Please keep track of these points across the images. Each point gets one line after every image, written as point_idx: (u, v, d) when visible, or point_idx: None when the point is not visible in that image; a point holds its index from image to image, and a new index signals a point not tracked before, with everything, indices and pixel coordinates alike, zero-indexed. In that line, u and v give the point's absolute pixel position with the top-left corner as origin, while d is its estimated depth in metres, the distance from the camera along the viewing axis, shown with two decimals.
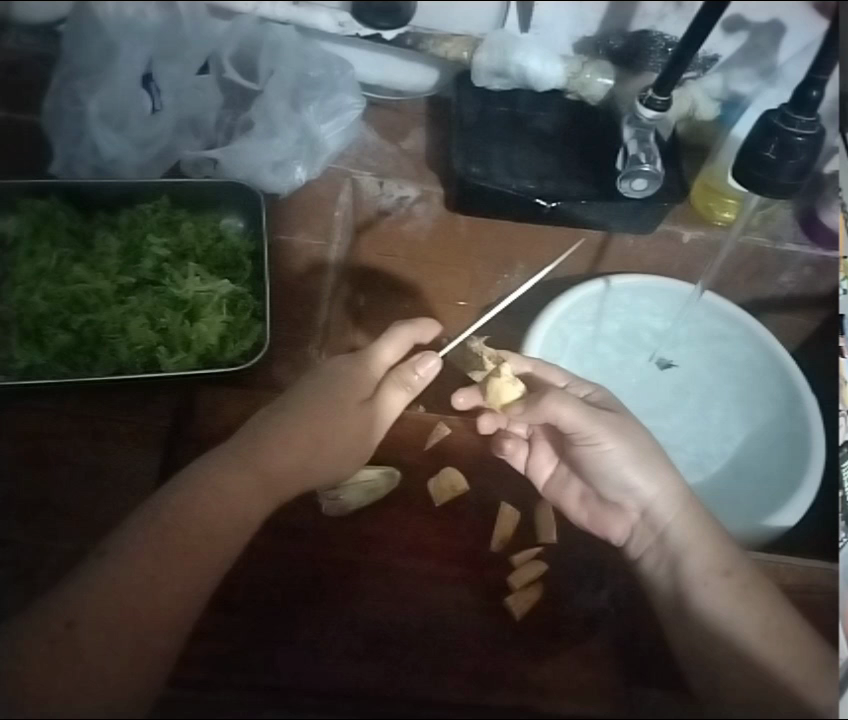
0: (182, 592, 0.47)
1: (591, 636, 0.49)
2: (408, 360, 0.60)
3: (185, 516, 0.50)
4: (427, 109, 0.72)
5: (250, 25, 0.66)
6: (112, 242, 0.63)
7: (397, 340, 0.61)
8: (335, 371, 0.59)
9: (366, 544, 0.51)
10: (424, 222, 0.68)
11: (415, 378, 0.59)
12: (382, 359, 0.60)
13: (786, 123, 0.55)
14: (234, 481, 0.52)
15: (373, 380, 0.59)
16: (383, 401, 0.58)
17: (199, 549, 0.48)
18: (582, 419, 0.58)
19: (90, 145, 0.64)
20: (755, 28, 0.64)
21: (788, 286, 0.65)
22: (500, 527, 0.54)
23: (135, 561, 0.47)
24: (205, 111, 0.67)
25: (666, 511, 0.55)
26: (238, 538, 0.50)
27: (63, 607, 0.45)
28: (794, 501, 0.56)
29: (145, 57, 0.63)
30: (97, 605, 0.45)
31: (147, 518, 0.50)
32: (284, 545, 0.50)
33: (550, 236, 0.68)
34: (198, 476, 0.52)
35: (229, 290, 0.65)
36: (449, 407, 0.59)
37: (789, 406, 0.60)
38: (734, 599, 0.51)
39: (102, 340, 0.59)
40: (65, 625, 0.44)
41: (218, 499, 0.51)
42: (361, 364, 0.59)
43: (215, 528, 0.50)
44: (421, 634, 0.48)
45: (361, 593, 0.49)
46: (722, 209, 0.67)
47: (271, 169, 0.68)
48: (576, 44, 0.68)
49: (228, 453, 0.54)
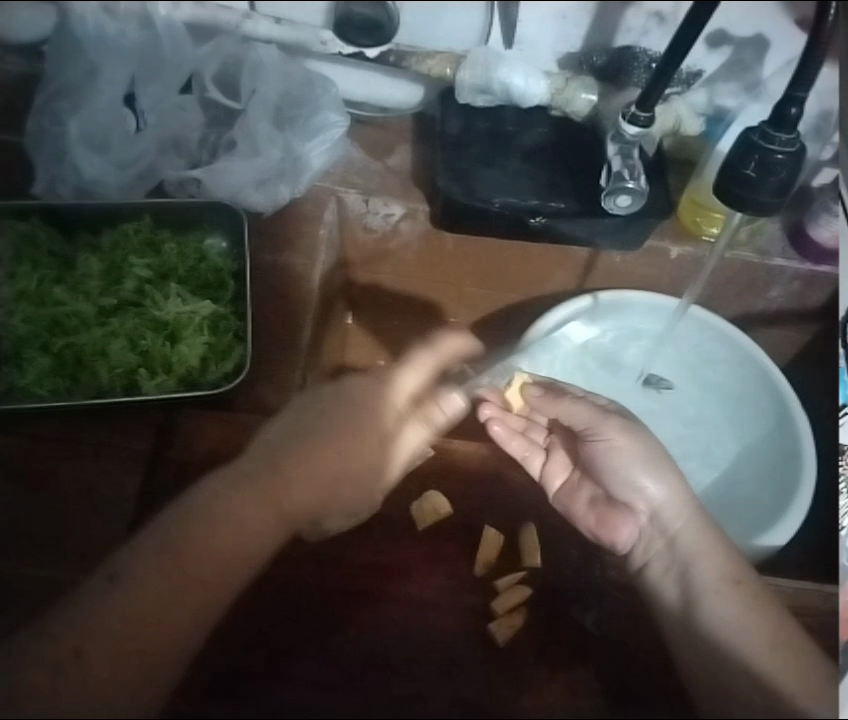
0: (185, 624, 0.45)
1: (580, 664, 0.47)
2: (433, 395, 0.59)
3: (193, 545, 0.49)
4: (412, 127, 0.72)
5: (232, 44, 0.65)
6: (94, 264, 0.65)
7: (419, 368, 0.60)
8: (353, 404, 0.58)
9: (357, 574, 0.49)
10: (411, 240, 0.69)
11: (438, 415, 0.57)
12: (406, 387, 0.59)
13: (766, 141, 0.54)
14: (251, 511, 0.51)
15: (398, 412, 0.58)
16: (403, 433, 0.56)
17: (207, 579, 0.47)
18: (593, 418, 0.62)
19: (70, 168, 0.66)
20: (738, 42, 0.61)
21: (778, 300, 0.63)
22: (484, 551, 0.52)
23: (142, 595, 0.46)
24: (187, 131, 0.69)
25: (676, 515, 0.56)
26: (246, 571, 0.48)
27: (69, 632, 0.44)
28: (789, 515, 0.55)
29: (127, 76, 0.64)
30: (107, 637, 0.44)
31: (161, 546, 0.49)
32: (287, 582, 0.48)
33: (540, 254, 0.70)
34: (210, 502, 0.51)
35: (210, 311, 0.67)
36: (434, 428, 0.57)
37: (780, 421, 0.59)
38: (745, 606, 0.49)
39: (83, 363, 0.61)
40: (73, 652, 0.43)
41: (229, 532, 0.50)
42: (385, 392, 0.59)
43: (224, 560, 0.48)
44: (407, 661, 0.46)
45: (359, 626, 0.47)
46: (708, 225, 0.65)
47: (254, 188, 0.70)
48: (560, 60, 0.69)
49: (244, 483, 0.53)
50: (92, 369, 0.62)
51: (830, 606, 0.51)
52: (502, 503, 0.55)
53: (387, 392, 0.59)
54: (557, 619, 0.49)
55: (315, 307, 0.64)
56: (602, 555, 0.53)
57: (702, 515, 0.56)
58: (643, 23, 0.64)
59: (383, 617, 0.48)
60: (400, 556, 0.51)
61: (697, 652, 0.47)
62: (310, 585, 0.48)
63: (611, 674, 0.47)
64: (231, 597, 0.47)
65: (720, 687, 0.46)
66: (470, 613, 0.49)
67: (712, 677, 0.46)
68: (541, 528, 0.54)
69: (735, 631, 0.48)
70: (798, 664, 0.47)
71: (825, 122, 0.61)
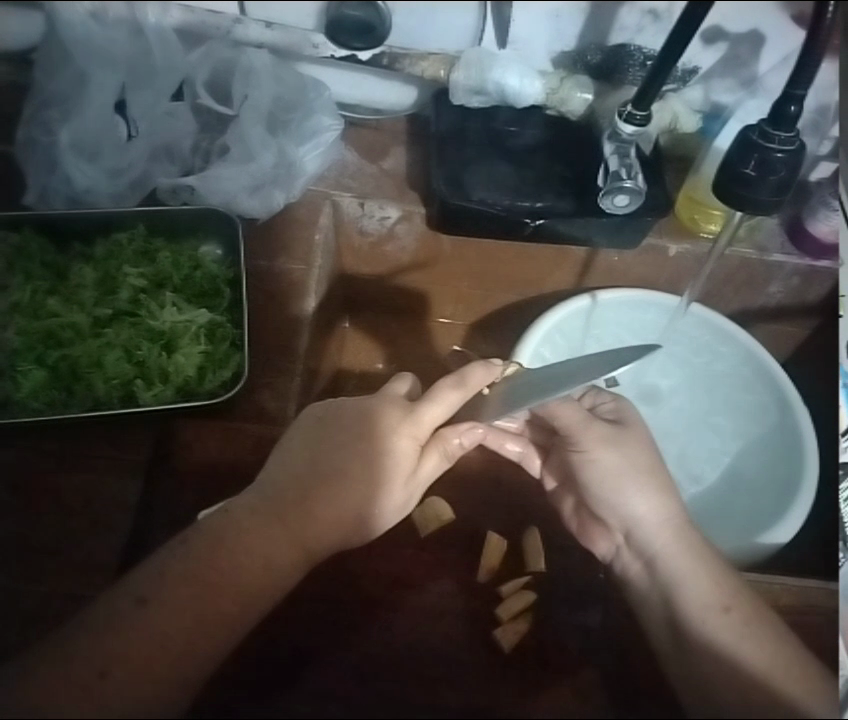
0: (210, 647, 0.44)
1: (584, 667, 0.46)
2: (454, 426, 0.58)
3: (214, 566, 0.48)
4: (407, 127, 0.75)
5: (223, 48, 0.63)
6: (88, 273, 0.65)
7: (447, 402, 0.58)
8: (365, 430, 0.57)
9: (367, 585, 0.49)
10: (406, 243, 0.72)
11: (454, 446, 0.57)
12: (429, 421, 0.57)
13: (766, 139, 0.53)
14: (273, 541, 0.50)
15: (418, 444, 0.57)
16: (419, 465, 0.56)
17: (229, 605, 0.47)
18: (578, 422, 0.61)
19: (63, 177, 0.65)
20: (734, 38, 0.59)
21: (777, 296, 0.61)
22: (487, 556, 0.51)
23: (164, 615, 0.45)
24: (179, 139, 0.70)
25: (653, 532, 0.55)
26: (265, 593, 0.48)
27: (91, 652, 0.42)
28: (793, 507, 0.54)
29: (116, 87, 0.61)
30: (130, 657, 0.43)
31: (182, 566, 0.47)
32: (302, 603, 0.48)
33: (537, 254, 0.71)
34: (232, 528, 0.50)
35: (206, 320, 0.68)
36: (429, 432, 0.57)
37: (780, 414, 0.58)
38: (739, 634, 0.47)
39: (78, 375, 0.61)
40: (97, 676, 0.42)
41: (251, 557, 0.49)
42: (409, 427, 0.57)
43: (247, 587, 0.48)
44: (411, 667, 0.45)
45: (367, 637, 0.46)
46: (707, 221, 0.64)
47: (250, 194, 0.73)
48: (554, 60, 0.69)
49: (260, 507, 0.52)
50: (88, 380, 0.62)
51: (835, 605, 0.50)
52: (505, 502, 0.56)
53: (412, 427, 0.57)
54: (559, 622, 0.48)
55: (315, 313, 0.64)
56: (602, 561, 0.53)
57: (685, 533, 0.54)
58: (637, 20, 0.61)
59: (382, 621, 0.47)
60: (406, 565, 0.50)
61: (693, 659, 0.46)
62: (317, 596, 0.48)
63: (616, 680, 0.46)
64: (255, 620, 0.46)
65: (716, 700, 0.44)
66: (476, 616, 0.48)
67: (716, 685, 0.45)
68: (544, 531, 0.54)
69: (731, 636, 0.47)
70: (801, 668, 0.45)
71: (822, 117, 0.58)
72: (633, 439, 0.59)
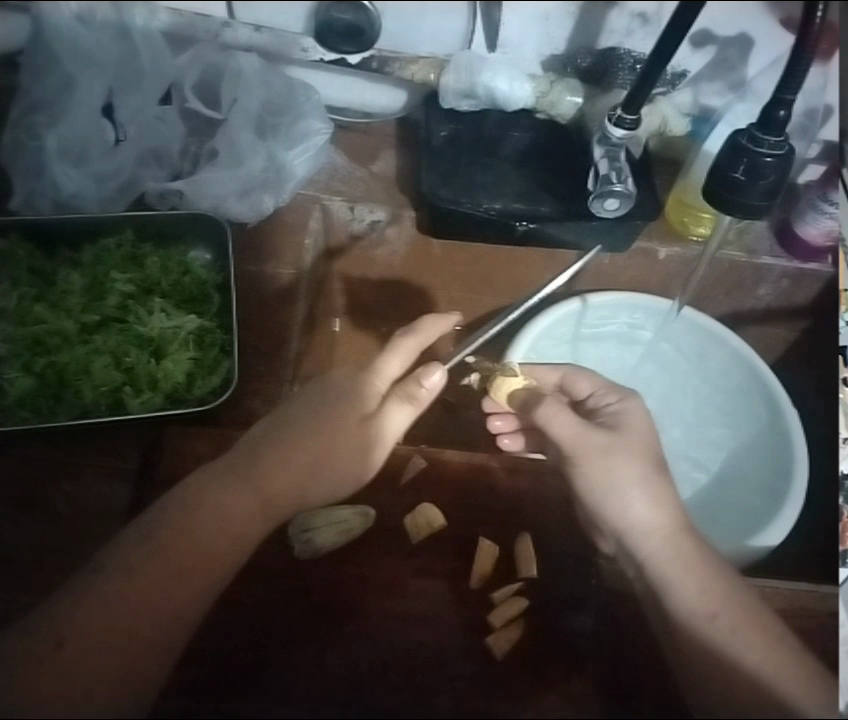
0: (169, 614, 0.46)
1: (576, 673, 0.46)
2: (413, 373, 0.60)
3: (177, 530, 0.49)
4: (395, 130, 0.73)
5: (211, 52, 0.63)
6: (75, 279, 0.65)
7: (403, 350, 0.61)
8: (338, 404, 0.59)
9: (363, 585, 0.49)
10: (396, 248, 0.68)
11: (420, 391, 0.59)
12: (389, 373, 0.61)
13: (755, 144, 0.52)
14: (238, 507, 0.51)
15: (381, 396, 0.61)
16: (385, 416, 0.59)
17: (192, 570, 0.48)
18: (579, 423, 0.61)
19: (50, 181, 0.67)
20: (723, 41, 0.57)
21: (765, 299, 0.62)
22: (480, 563, 0.50)
23: (128, 581, 0.47)
24: (168, 143, 0.68)
25: (650, 538, 0.52)
26: (232, 559, 0.49)
27: (54, 626, 0.45)
28: (791, 498, 0.55)
29: (105, 88, 0.61)
30: (88, 625, 0.44)
31: (148, 535, 0.49)
32: (274, 572, 0.49)
33: (528, 258, 0.69)
34: (197, 494, 0.51)
35: (196, 325, 0.68)
36: (406, 396, 0.59)
37: (765, 402, 0.59)
38: (739, 629, 0.47)
39: (65, 381, 0.61)
40: (54, 646, 0.44)
41: (217, 519, 0.50)
42: (369, 373, 0.61)
43: (210, 554, 0.49)
44: (405, 660, 0.46)
45: (360, 634, 0.47)
46: (696, 225, 0.65)
47: (238, 198, 0.72)
48: (544, 62, 0.68)
49: (227, 472, 0.54)
50: (76, 388, 0.62)
51: (828, 607, 0.51)
52: (501, 510, 0.53)
53: (370, 375, 0.61)
54: (554, 627, 0.48)
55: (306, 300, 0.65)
56: (596, 561, 0.51)
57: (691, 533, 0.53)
58: (627, 24, 0.60)
59: (370, 624, 0.47)
60: (398, 571, 0.50)
61: (692, 659, 0.46)
62: (292, 586, 0.48)
63: (612, 684, 0.46)
64: (221, 591, 0.47)
65: (713, 685, 0.45)
66: (467, 624, 0.48)
67: (712, 687, 0.45)
68: (539, 542, 0.52)
69: (723, 626, 0.47)
70: (797, 670, 0.46)
71: (811, 121, 0.56)
72: (632, 442, 0.58)
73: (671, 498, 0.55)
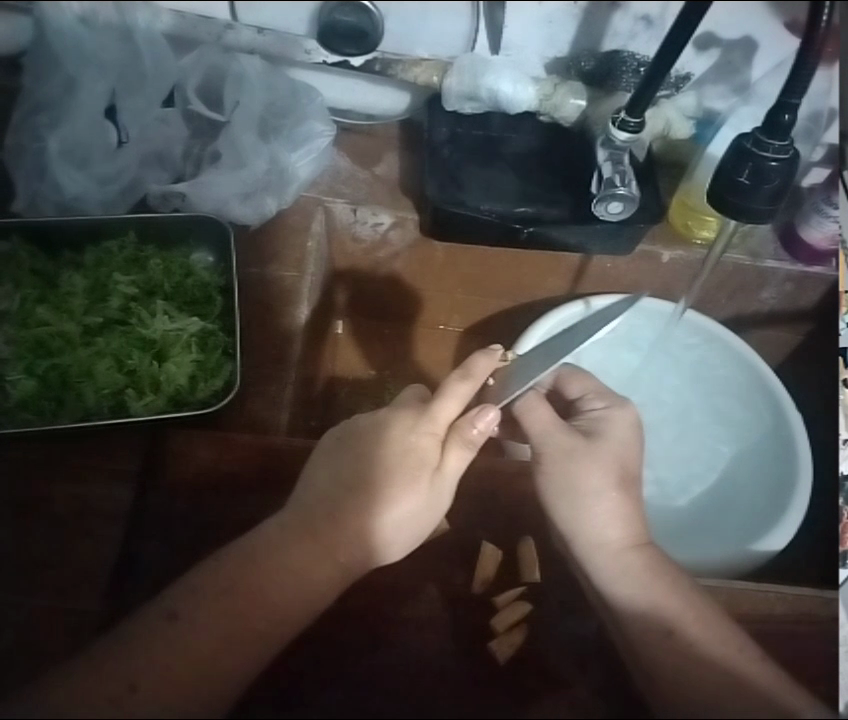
0: (246, 665, 0.43)
1: (581, 678, 0.44)
2: (466, 415, 0.55)
3: (248, 585, 0.48)
4: (399, 133, 0.75)
5: (214, 53, 0.62)
6: (78, 281, 0.66)
7: (459, 393, 0.56)
8: (396, 452, 0.55)
9: (399, 600, 0.48)
10: (400, 249, 0.74)
11: (475, 434, 0.54)
12: (447, 415, 0.56)
13: (759, 148, 0.52)
14: (311, 564, 0.49)
15: (439, 441, 0.55)
16: (444, 465, 0.54)
17: (267, 622, 0.46)
18: (557, 424, 0.59)
19: (52, 183, 0.67)
20: (727, 44, 0.55)
21: (770, 301, 0.65)
22: (481, 568, 0.49)
23: (203, 634, 0.45)
24: (171, 145, 0.70)
25: (620, 530, 0.53)
26: (307, 607, 0.46)
27: (122, 667, 0.42)
28: (779, 525, 0.54)
29: (107, 89, 0.60)
30: (166, 675, 0.43)
31: (215, 582, 0.47)
32: (347, 610, 0.47)
33: (532, 260, 0.73)
34: (266, 548, 0.49)
35: (198, 327, 0.67)
36: (462, 439, 0.54)
37: (775, 424, 0.59)
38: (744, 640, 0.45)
39: (68, 384, 0.62)
40: (129, 688, 0.42)
41: (289, 578, 0.48)
42: (424, 423, 0.56)
43: (284, 609, 0.47)
44: (420, 672, 0.44)
45: (393, 644, 0.45)
46: (700, 227, 0.67)
47: (240, 200, 0.72)
48: (547, 66, 0.69)
49: (295, 529, 0.51)
50: (78, 390, 0.62)
51: (832, 612, 0.47)
52: (503, 514, 0.53)
53: (428, 424, 0.56)
54: (558, 633, 0.46)
55: (307, 320, 0.68)
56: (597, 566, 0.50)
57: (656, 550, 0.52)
58: (630, 26, 0.59)
59: (399, 633, 0.46)
60: (416, 580, 0.49)
61: (694, 672, 0.43)
62: (354, 615, 0.47)
63: (615, 691, 0.44)
64: (297, 629, 0.45)
65: (710, 701, 0.43)
66: (469, 630, 0.46)
67: (712, 703, 0.42)
68: (542, 545, 0.51)
69: (725, 641, 0.44)
70: (796, 679, 0.44)
71: (814, 124, 0.54)
72: (608, 449, 0.58)
73: (630, 510, 0.55)
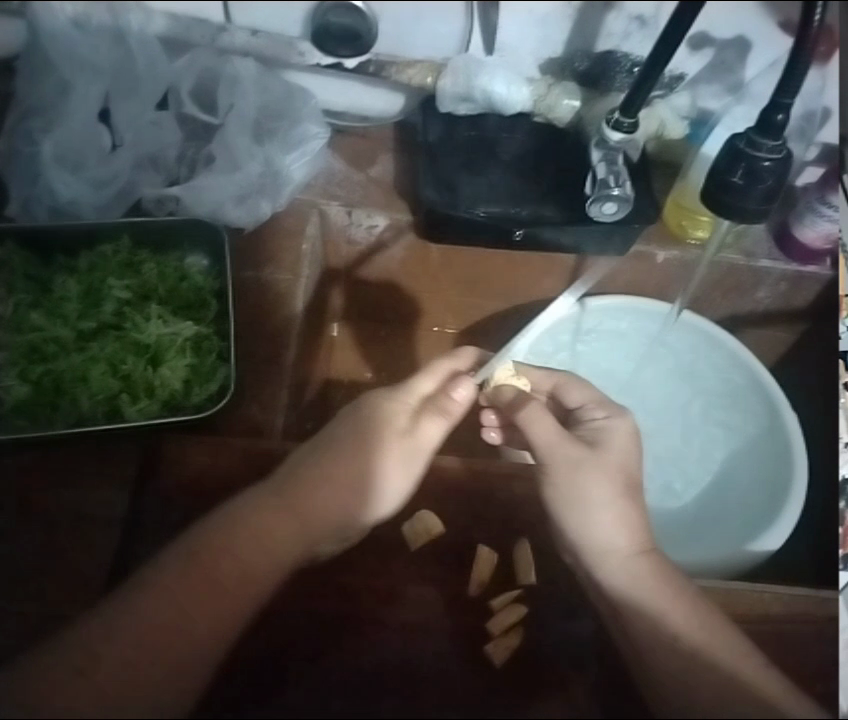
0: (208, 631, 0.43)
1: (579, 676, 0.45)
2: (444, 386, 0.60)
3: (215, 551, 0.48)
4: (393, 135, 0.72)
5: (209, 56, 0.59)
6: (72, 286, 0.66)
7: (435, 372, 0.61)
8: (367, 423, 0.57)
9: (385, 596, 0.47)
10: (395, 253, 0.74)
11: (452, 404, 0.59)
12: (422, 389, 0.60)
13: (753, 148, 0.52)
14: (278, 532, 0.50)
15: (412, 410, 0.58)
16: (421, 430, 0.57)
17: (236, 593, 0.46)
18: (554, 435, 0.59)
19: (46, 188, 0.68)
20: (720, 43, 0.54)
21: (764, 300, 0.66)
22: (478, 570, 0.49)
23: (168, 599, 0.45)
24: (164, 149, 0.69)
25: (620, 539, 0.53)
26: (275, 578, 0.47)
27: (90, 639, 0.42)
28: (776, 526, 0.57)
29: (100, 92, 0.60)
30: (130, 641, 0.43)
31: (184, 556, 0.47)
32: (317, 589, 0.47)
33: (526, 263, 0.72)
34: (236, 518, 0.50)
35: (192, 332, 0.68)
36: (446, 406, 0.59)
37: (771, 423, 0.62)
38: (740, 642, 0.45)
39: (63, 390, 0.62)
40: (91, 657, 0.42)
41: (255, 543, 0.49)
42: (399, 395, 0.60)
43: (251, 577, 0.47)
44: (402, 668, 0.44)
45: (377, 641, 0.45)
46: (694, 228, 0.63)
47: (235, 203, 0.74)
48: (541, 66, 0.62)
49: (265, 499, 0.52)
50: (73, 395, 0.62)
51: (829, 612, 0.47)
52: (498, 514, 0.53)
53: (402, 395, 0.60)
54: (554, 634, 0.46)
55: (304, 313, 0.68)
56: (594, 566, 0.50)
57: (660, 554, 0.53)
58: (624, 25, 0.55)
59: (387, 631, 0.46)
60: (401, 582, 0.48)
61: (692, 674, 0.43)
62: (326, 598, 0.47)
63: (611, 692, 0.44)
64: (263, 601, 0.46)
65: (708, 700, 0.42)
66: (467, 633, 0.46)
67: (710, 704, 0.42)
68: (536, 543, 0.51)
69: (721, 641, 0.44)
70: (795, 680, 0.43)
71: (809, 123, 0.53)
72: (611, 459, 0.58)
73: (637, 518, 0.55)
